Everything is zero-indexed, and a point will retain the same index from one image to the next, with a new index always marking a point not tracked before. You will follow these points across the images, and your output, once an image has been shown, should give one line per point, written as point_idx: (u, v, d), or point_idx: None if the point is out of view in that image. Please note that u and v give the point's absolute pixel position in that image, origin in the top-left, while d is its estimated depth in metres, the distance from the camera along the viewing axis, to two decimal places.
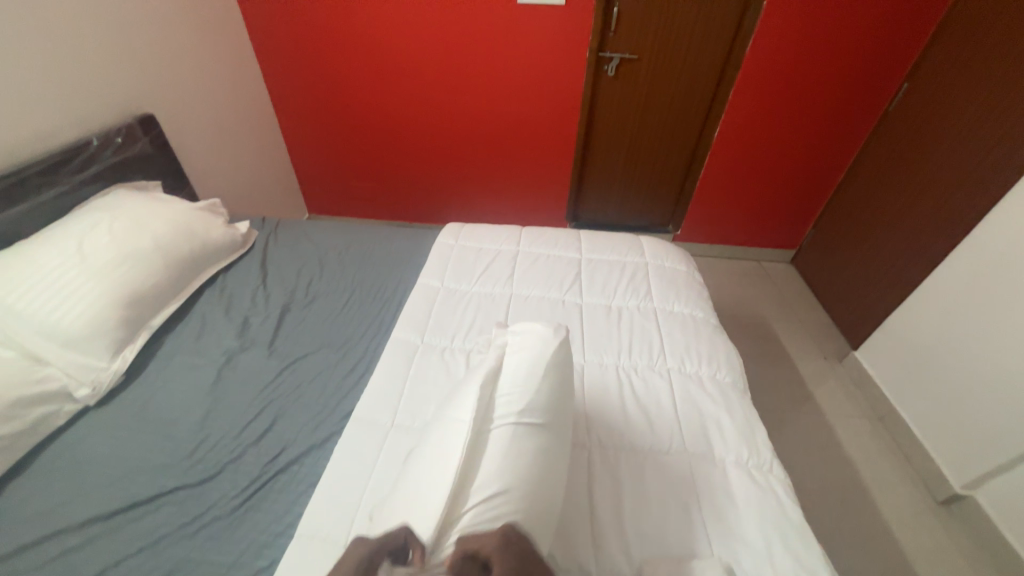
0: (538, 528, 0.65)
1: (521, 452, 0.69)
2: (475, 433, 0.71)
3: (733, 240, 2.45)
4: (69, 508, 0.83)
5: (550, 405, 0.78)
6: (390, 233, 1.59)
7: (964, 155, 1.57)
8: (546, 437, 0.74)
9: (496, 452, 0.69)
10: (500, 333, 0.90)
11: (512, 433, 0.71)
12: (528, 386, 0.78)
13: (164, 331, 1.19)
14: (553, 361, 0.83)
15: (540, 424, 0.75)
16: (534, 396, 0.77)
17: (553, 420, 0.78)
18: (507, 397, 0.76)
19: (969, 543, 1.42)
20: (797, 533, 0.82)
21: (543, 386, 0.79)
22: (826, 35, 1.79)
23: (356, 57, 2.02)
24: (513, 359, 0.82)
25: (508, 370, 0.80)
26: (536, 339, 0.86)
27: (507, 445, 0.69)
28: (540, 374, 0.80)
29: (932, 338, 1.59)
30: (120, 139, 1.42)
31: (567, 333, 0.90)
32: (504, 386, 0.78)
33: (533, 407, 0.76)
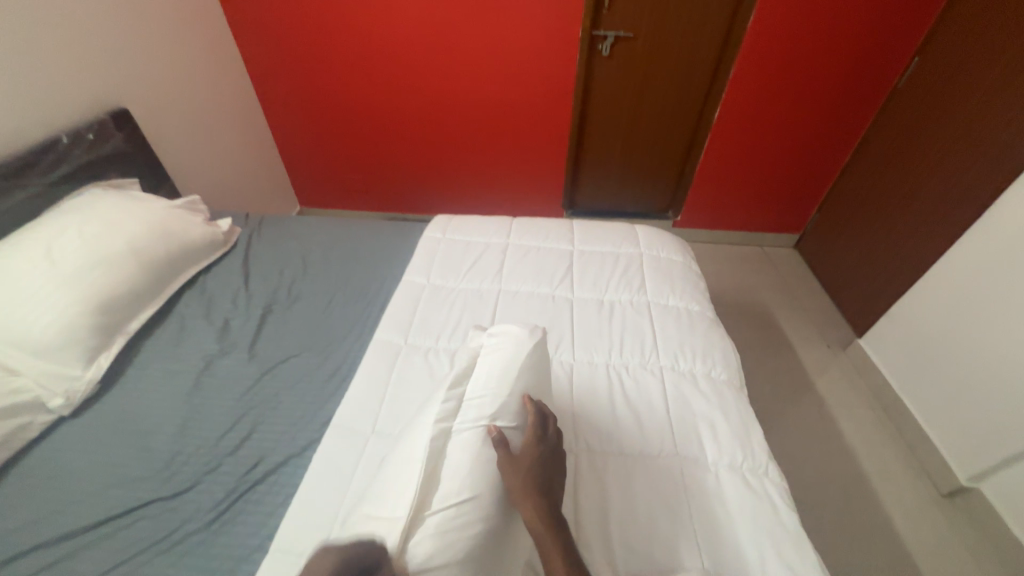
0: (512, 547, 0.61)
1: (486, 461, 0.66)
2: (443, 448, 0.67)
3: (735, 224, 2.37)
4: (42, 525, 0.81)
5: (522, 409, 0.74)
6: (376, 228, 1.54)
7: (978, 133, 1.48)
8: (518, 442, 0.71)
9: (461, 458, 0.65)
10: (477, 338, 0.87)
11: (481, 438, 0.68)
12: (500, 387, 0.74)
13: (142, 335, 1.16)
14: (528, 363, 0.79)
15: (512, 428, 0.71)
16: (507, 397, 0.73)
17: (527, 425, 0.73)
18: (478, 398, 0.73)
19: (972, 535, 1.39)
20: (792, 542, 0.79)
21: (516, 388, 0.75)
22: (832, 7, 1.68)
23: (338, 43, 1.93)
24: (486, 361, 0.79)
25: (479, 374, 0.76)
26: (511, 341, 0.82)
27: (472, 451, 0.66)
28: (513, 375, 0.76)
29: (940, 327, 1.53)
30: (91, 136, 1.37)
31: (544, 334, 0.86)
32: (475, 385, 0.75)
33: (505, 409, 0.72)
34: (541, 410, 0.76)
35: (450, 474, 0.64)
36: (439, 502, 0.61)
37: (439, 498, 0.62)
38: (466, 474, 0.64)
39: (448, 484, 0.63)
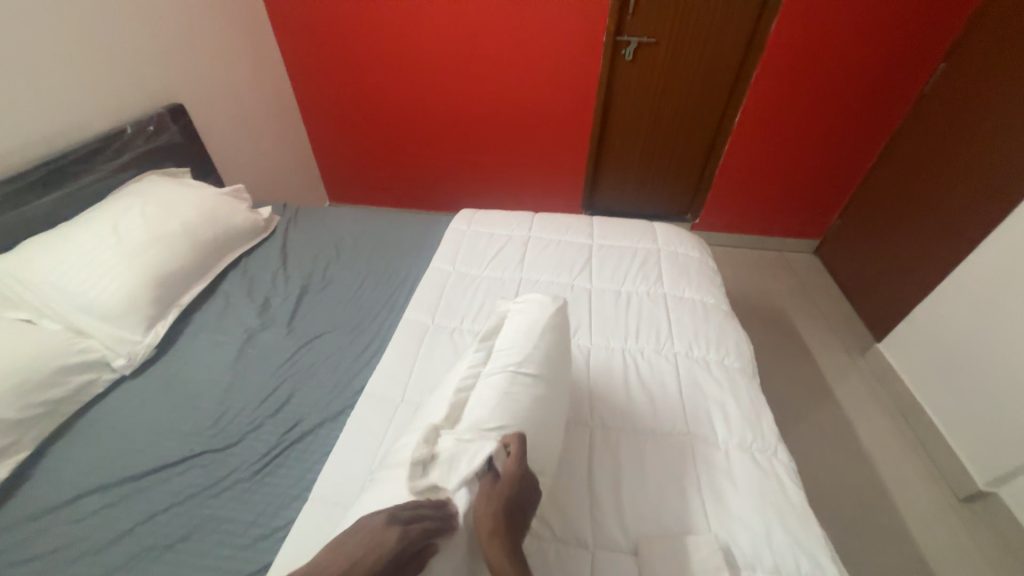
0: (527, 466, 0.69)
1: (514, 397, 0.76)
2: (475, 388, 0.79)
3: (755, 228, 2.39)
4: (105, 469, 0.90)
5: (547, 358, 0.84)
6: (404, 221, 1.62)
7: (1005, 138, 1.48)
8: (542, 384, 0.80)
9: (490, 394, 0.76)
10: (504, 304, 0.98)
11: (508, 379, 0.78)
12: (525, 340, 0.84)
13: (192, 308, 1.26)
14: (551, 322, 0.89)
15: (536, 373, 0.80)
16: (531, 346, 0.84)
17: (552, 371, 0.83)
18: (504, 348, 0.84)
19: (990, 542, 1.37)
20: (797, 516, 0.82)
21: (540, 342, 0.85)
22: (857, 13, 1.70)
23: (372, 45, 2.04)
24: (513, 322, 0.90)
25: (506, 332, 0.88)
26: (535, 305, 0.93)
27: (500, 387, 0.76)
28: (537, 332, 0.86)
29: (959, 332, 1.52)
30: (151, 128, 1.50)
31: (565, 301, 0.96)
32: (502, 340, 0.86)
33: (529, 357, 0.82)
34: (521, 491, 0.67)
35: (480, 405, 0.75)
36: (470, 426, 0.72)
37: (471, 423, 0.73)
38: (494, 405, 0.74)
39: (479, 413, 0.74)
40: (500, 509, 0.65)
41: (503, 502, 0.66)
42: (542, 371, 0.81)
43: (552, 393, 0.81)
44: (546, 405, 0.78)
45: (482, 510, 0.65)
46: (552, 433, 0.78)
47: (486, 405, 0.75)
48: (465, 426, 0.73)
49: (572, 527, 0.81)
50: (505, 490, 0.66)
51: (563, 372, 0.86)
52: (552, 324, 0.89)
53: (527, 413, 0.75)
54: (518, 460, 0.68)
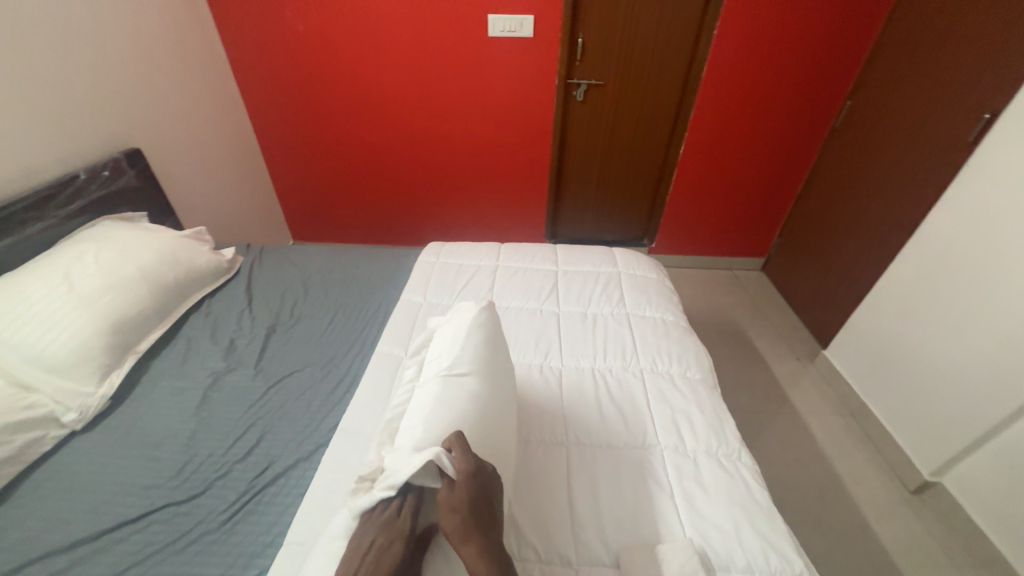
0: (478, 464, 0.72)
1: (447, 397, 0.82)
2: (414, 400, 0.87)
3: (706, 249, 2.56)
4: (54, 533, 0.83)
5: (478, 353, 0.91)
6: (371, 256, 1.64)
7: (905, 163, 1.70)
8: (474, 379, 0.86)
9: (426, 400, 0.84)
10: (440, 321, 1.09)
11: (440, 383, 0.85)
12: (453, 348, 0.93)
13: (150, 355, 1.21)
14: (477, 322, 0.98)
15: (466, 370, 0.87)
16: (459, 350, 0.91)
17: (484, 365, 0.89)
18: (436, 362, 0.92)
19: (941, 529, 1.48)
20: (764, 515, 0.88)
21: (468, 342, 0.93)
22: (773, 59, 1.95)
23: (335, 89, 2.11)
24: (444, 334, 1.00)
25: (438, 345, 0.97)
26: (462, 313, 1.03)
27: (434, 393, 0.84)
28: (465, 335, 0.95)
29: (890, 335, 1.68)
30: (106, 173, 1.47)
31: (492, 303, 1.05)
32: (436, 355, 0.95)
33: (459, 358, 0.89)
34: (481, 489, 0.70)
35: (419, 413, 0.82)
36: (409, 433, 0.79)
37: (410, 431, 0.80)
38: (429, 409, 0.81)
39: (417, 420, 0.80)
40: (465, 512, 0.68)
41: (467, 502, 0.69)
42: (473, 370, 0.87)
43: (488, 384, 0.87)
44: (482, 396, 0.84)
45: (449, 519, 0.68)
46: (500, 420, 0.84)
47: (423, 412, 0.81)
48: (406, 436, 0.79)
49: (555, 546, 0.82)
50: (464, 491, 0.69)
51: (498, 366, 0.93)
52: (479, 324, 0.97)
53: (463, 407, 0.81)
54: (464, 456, 0.71)
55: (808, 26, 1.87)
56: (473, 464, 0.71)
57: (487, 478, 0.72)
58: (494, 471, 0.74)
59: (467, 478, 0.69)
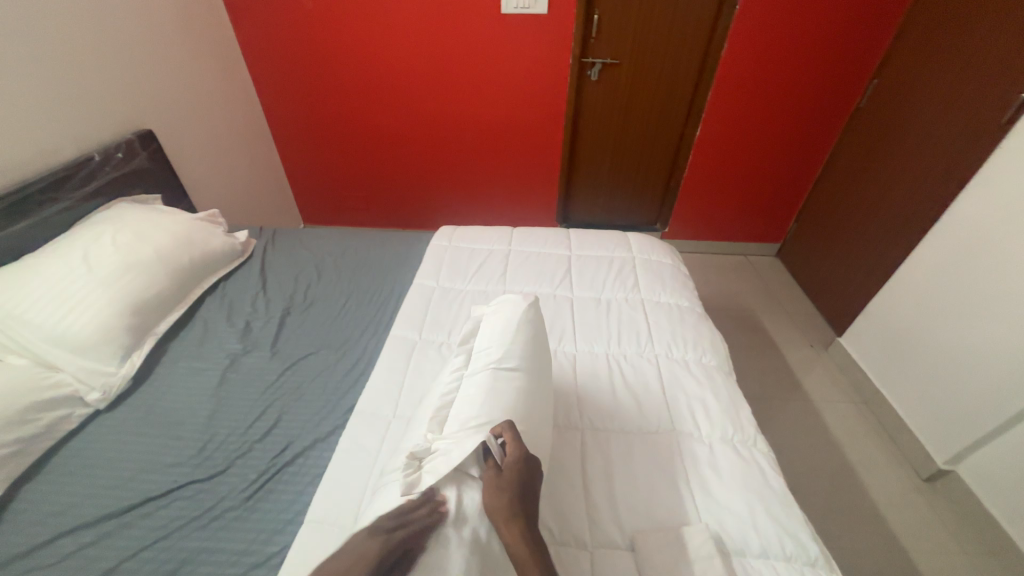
0: (528, 456, 0.76)
1: (498, 392, 0.83)
2: (462, 389, 0.87)
3: (720, 234, 2.52)
4: (83, 508, 0.86)
5: (527, 350, 0.92)
6: (384, 239, 1.63)
7: (932, 145, 1.64)
8: (524, 376, 0.87)
9: (477, 392, 0.84)
10: (481, 309, 1.09)
11: (491, 375, 0.86)
12: (503, 341, 0.93)
13: (169, 337, 1.23)
14: (525, 318, 0.99)
15: (516, 366, 0.88)
16: (508, 345, 0.92)
17: (533, 363, 0.91)
18: (484, 353, 0.92)
19: (952, 516, 1.47)
20: (779, 501, 0.87)
21: (517, 337, 0.94)
22: (798, 36, 1.86)
23: (345, 69, 2.07)
24: (489, 325, 1.00)
25: (484, 335, 0.98)
26: (508, 306, 1.03)
27: (485, 386, 0.84)
28: (513, 329, 0.96)
29: (910, 323, 1.64)
30: (120, 154, 1.47)
31: (537, 299, 1.06)
32: (482, 346, 0.96)
33: (509, 352, 0.90)
34: (527, 477, 0.74)
35: (469, 404, 0.83)
36: (460, 424, 0.79)
37: (460, 421, 0.80)
38: (481, 401, 0.82)
39: (467, 411, 0.81)
40: (510, 495, 0.71)
41: (513, 486, 0.72)
42: (522, 366, 0.89)
43: (536, 383, 0.88)
44: (530, 393, 0.85)
45: (494, 498, 0.70)
46: (541, 419, 0.84)
47: (474, 403, 0.82)
48: (455, 425, 0.80)
49: (570, 528, 0.83)
50: (512, 474, 0.73)
51: (544, 365, 0.93)
52: (528, 322, 0.98)
53: (515, 403, 0.82)
54: (516, 445, 0.76)
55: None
56: (524, 454, 0.75)
57: (535, 471, 0.75)
58: (540, 467, 0.77)
59: (517, 465, 0.74)
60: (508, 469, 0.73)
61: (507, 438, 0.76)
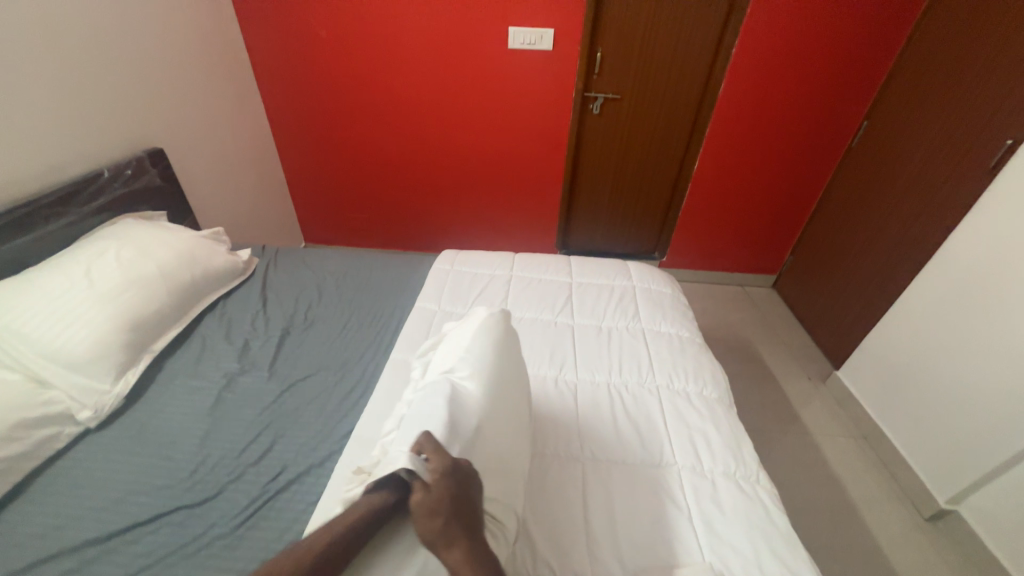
0: (452, 468, 0.70)
1: (439, 395, 0.83)
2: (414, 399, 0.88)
3: (717, 265, 2.55)
4: (67, 531, 0.83)
5: (479, 355, 0.92)
6: (386, 261, 1.64)
7: (923, 185, 1.69)
8: (469, 380, 0.86)
9: (423, 399, 0.85)
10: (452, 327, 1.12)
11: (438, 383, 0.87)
12: (459, 352, 0.95)
13: (166, 354, 1.21)
14: (484, 326, 1.00)
15: (465, 372, 0.88)
16: (468, 352, 0.93)
17: (484, 366, 0.90)
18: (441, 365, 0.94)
19: (957, 559, 1.44)
20: (784, 541, 0.86)
21: (473, 345, 0.95)
22: (791, 78, 1.96)
23: (355, 95, 2.13)
24: (453, 339, 1.03)
25: (446, 349, 1.00)
26: (472, 319, 1.06)
27: (430, 392, 0.85)
28: (471, 338, 0.97)
29: (907, 359, 1.65)
30: (129, 171, 1.48)
31: (505, 311, 1.08)
32: (443, 358, 0.97)
33: (461, 360, 0.91)
34: (457, 489, 0.69)
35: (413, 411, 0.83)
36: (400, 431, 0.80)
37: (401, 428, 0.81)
38: (422, 407, 0.82)
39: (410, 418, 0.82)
40: (439, 514, 0.67)
41: (444, 503, 0.68)
42: (471, 371, 0.88)
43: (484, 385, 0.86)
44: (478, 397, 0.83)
45: (429, 521, 0.68)
46: (495, 425, 0.82)
47: (417, 410, 0.83)
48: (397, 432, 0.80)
49: (570, 564, 0.80)
50: (440, 494, 0.68)
51: (508, 371, 0.92)
52: (495, 330, 0.99)
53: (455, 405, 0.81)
54: (437, 459, 0.70)
55: (826, 47, 1.88)
56: (446, 469, 0.70)
57: (465, 481, 0.71)
58: (473, 474, 0.72)
59: (441, 481, 0.68)
60: (432, 488, 0.68)
61: (424, 452, 0.72)
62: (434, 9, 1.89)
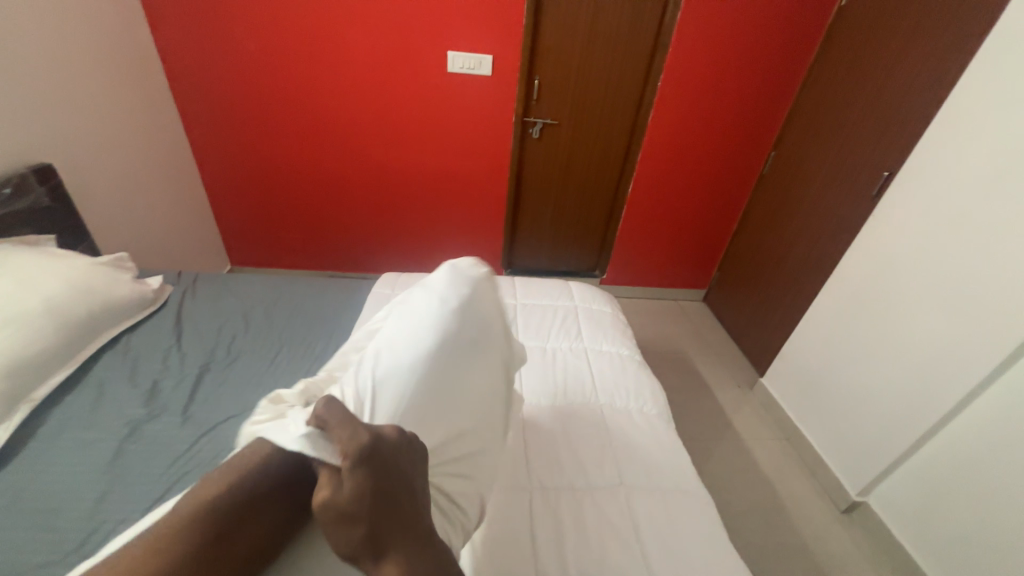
0: (368, 452, 0.63)
1: (426, 333, 0.89)
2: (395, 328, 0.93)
3: (653, 281, 2.69)
4: None
5: (465, 305, 1.00)
6: (322, 286, 1.55)
7: (823, 209, 1.90)
8: (455, 325, 0.93)
9: (405, 333, 0.90)
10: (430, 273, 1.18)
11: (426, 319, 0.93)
12: (443, 294, 1.00)
13: (52, 402, 1.05)
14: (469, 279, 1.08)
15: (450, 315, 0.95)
16: (439, 301, 0.98)
17: (467, 316, 0.97)
18: (425, 301, 0.99)
19: (868, 546, 1.59)
20: (724, 552, 0.90)
21: (459, 293, 1.02)
22: (709, 111, 2.15)
23: (288, 111, 2.03)
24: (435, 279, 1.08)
25: (427, 286, 1.05)
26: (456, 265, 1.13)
27: (415, 327, 0.91)
28: (457, 286, 1.04)
29: (817, 365, 1.83)
30: (8, 190, 1.29)
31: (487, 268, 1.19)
32: (422, 295, 1.03)
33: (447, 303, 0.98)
34: (377, 468, 0.63)
35: (396, 342, 0.88)
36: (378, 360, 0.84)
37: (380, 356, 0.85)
38: (404, 341, 0.88)
39: (393, 348, 0.86)
40: (354, 503, 0.61)
41: (361, 493, 0.61)
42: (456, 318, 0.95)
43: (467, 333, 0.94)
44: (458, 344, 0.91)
45: (345, 517, 0.61)
46: (467, 349, 0.92)
47: (399, 342, 0.88)
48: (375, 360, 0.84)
49: None
50: (357, 483, 0.61)
51: (472, 329, 0.96)
52: (470, 284, 1.06)
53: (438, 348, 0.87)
54: (348, 441, 0.63)
55: (737, 85, 2.09)
56: (361, 451, 0.63)
57: (386, 460, 0.64)
58: (396, 452, 0.66)
59: (359, 465, 0.62)
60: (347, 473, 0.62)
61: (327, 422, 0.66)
62: (371, 30, 1.87)
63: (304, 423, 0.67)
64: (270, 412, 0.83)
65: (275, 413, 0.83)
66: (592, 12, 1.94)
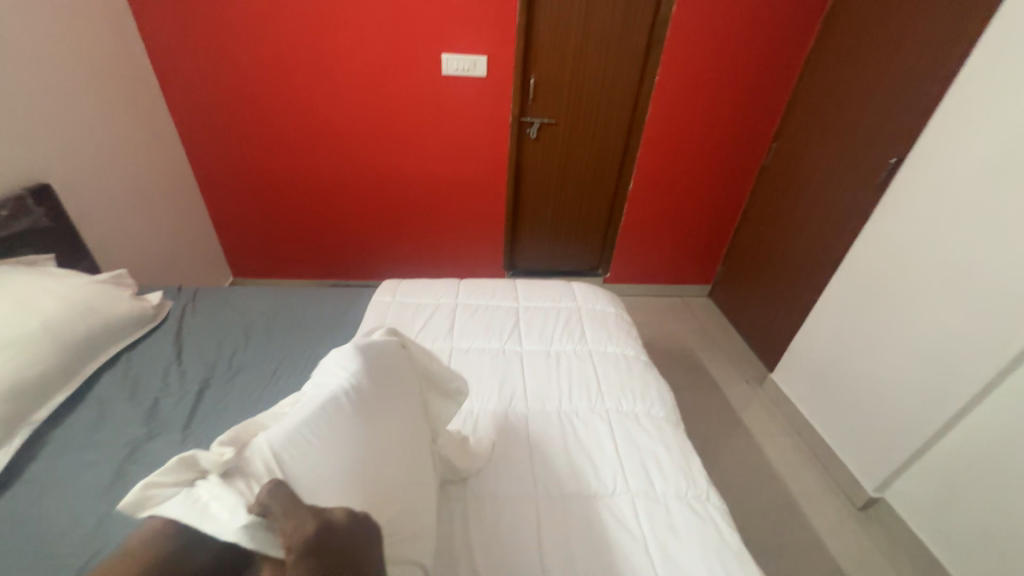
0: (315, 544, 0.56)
1: (331, 419, 0.73)
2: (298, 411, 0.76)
3: (657, 278, 2.66)
4: None
5: (378, 384, 0.84)
6: (322, 296, 1.54)
7: (828, 200, 1.87)
8: (365, 410, 0.78)
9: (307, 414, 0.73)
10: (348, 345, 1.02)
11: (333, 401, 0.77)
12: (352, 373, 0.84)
13: (51, 424, 1.04)
14: (385, 353, 0.92)
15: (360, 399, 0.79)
16: (348, 380, 0.82)
17: (380, 399, 0.82)
18: (333, 381, 0.83)
19: (886, 542, 1.55)
20: (735, 558, 0.87)
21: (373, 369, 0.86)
22: (707, 105, 2.12)
23: (282, 120, 2.03)
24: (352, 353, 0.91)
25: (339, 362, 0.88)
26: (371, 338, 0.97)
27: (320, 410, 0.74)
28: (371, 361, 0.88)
29: (827, 358, 1.79)
30: (6, 212, 1.29)
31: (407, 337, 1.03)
32: (331, 372, 0.86)
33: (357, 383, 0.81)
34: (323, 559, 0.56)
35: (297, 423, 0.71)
36: (277, 444, 0.67)
37: (279, 438, 0.68)
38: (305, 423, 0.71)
39: (290, 432, 0.69)
40: None
41: None
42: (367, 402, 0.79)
43: (380, 419, 0.79)
44: (373, 431, 0.76)
45: None
46: (380, 405, 0.81)
47: (300, 424, 0.71)
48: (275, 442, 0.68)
49: None
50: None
51: (386, 415, 0.80)
52: (384, 359, 0.90)
53: (350, 437, 0.72)
54: (294, 531, 0.56)
55: (735, 77, 2.06)
56: (308, 542, 0.56)
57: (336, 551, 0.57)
58: (350, 540, 0.58)
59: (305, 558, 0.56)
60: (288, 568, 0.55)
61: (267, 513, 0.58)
62: (364, 37, 1.86)
63: (243, 511, 0.58)
64: (176, 475, 0.65)
65: (182, 479, 0.65)
66: (584, 9, 1.92)
